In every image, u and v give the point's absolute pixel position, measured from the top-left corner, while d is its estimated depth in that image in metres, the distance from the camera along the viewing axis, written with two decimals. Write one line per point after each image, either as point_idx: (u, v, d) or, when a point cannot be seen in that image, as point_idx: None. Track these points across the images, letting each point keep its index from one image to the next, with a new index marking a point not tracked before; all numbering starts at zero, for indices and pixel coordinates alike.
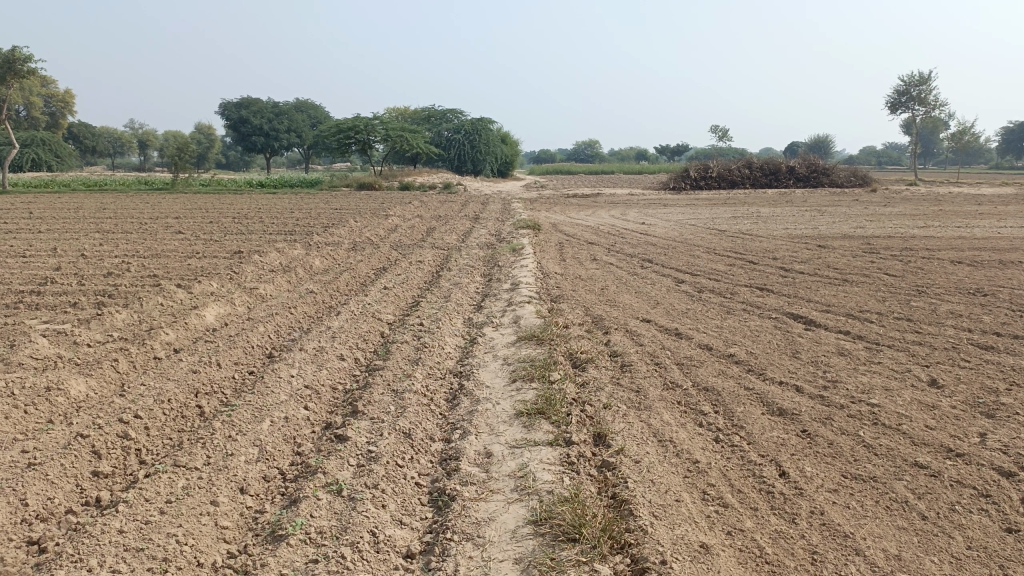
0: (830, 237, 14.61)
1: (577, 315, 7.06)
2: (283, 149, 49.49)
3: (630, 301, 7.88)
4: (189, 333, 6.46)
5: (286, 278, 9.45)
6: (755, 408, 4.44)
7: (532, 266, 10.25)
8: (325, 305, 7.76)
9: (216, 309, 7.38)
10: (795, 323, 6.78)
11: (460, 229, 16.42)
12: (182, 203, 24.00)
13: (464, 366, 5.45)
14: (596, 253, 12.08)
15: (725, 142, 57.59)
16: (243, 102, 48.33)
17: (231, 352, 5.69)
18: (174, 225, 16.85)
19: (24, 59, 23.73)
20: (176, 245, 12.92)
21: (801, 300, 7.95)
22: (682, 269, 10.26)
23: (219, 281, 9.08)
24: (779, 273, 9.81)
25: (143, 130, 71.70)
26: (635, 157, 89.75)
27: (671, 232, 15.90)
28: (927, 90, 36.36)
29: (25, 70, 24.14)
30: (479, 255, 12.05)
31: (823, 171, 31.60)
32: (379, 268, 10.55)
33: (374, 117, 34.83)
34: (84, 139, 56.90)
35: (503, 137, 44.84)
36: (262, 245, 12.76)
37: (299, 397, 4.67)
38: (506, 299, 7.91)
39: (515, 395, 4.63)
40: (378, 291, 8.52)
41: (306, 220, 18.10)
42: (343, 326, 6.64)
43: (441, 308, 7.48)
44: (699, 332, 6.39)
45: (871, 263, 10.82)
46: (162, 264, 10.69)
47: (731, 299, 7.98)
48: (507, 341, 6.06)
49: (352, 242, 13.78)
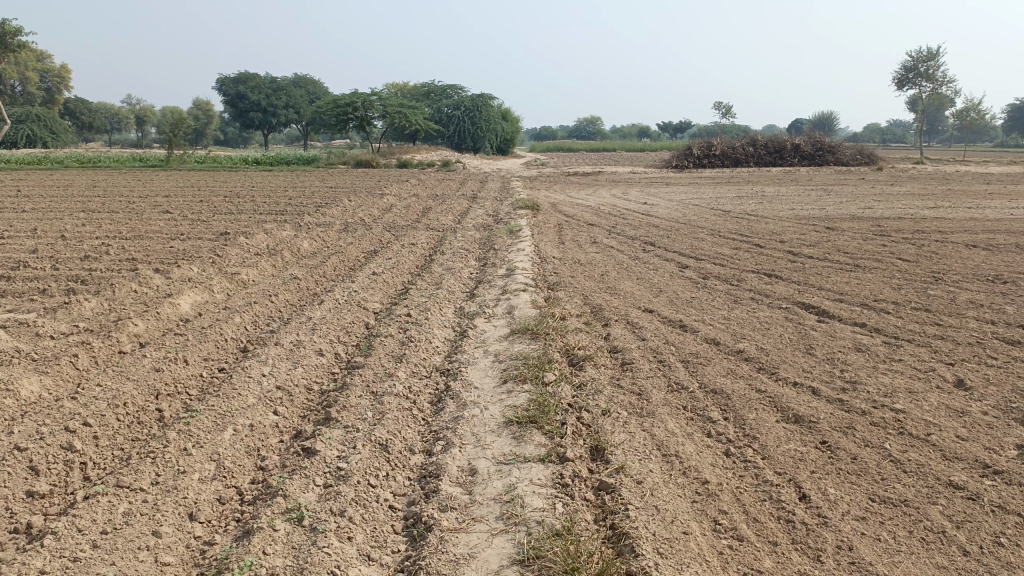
0: (838, 218, 14.15)
1: (574, 304, 6.64)
2: (281, 125, 48.82)
3: (632, 289, 7.46)
4: (159, 324, 6.06)
5: (271, 262, 9.02)
6: (769, 414, 4.03)
7: (529, 249, 9.83)
8: (309, 293, 7.34)
9: (192, 297, 6.97)
10: (807, 314, 6.37)
11: (456, 208, 15.98)
12: (176, 180, 23.50)
13: (451, 364, 5.03)
14: (597, 235, 11.63)
15: (727, 119, 56.74)
16: (240, 77, 47.56)
17: (200, 347, 5.28)
18: (163, 204, 16.39)
19: (14, 31, 23.11)
20: (161, 226, 12.48)
21: (812, 288, 7.52)
22: (686, 253, 9.83)
23: (200, 265, 8.67)
24: (787, 258, 9.39)
25: (141, 106, 70.91)
26: (637, 134, 88.90)
27: (674, 212, 15.46)
28: (935, 67, 35.64)
29: (16, 43, 23.53)
30: (475, 236, 11.63)
31: (828, 149, 31.00)
32: (369, 251, 10.13)
33: (371, 93, 34.17)
34: (81, 115, 56.14)
35: (503, 114, 44.20)
36: (251, 226, 12.31)
37: (268, 400, 4.27)
38: (500, 287, 7.48)
39: (505, 399, 4.21)
40: (366, 276, 8.11)
41: (300, 199, 17.65)
42: (325, 317, 6.23)
43: (431, 296, 7.07)
44: (705, 325, 5.98)
45: (882, 246, 10.38)
46: (144, 246, 10.27)
47: (738, 286, 7.56)
48: (499, 334, 5.65)
49: (344, 222, 13.35)
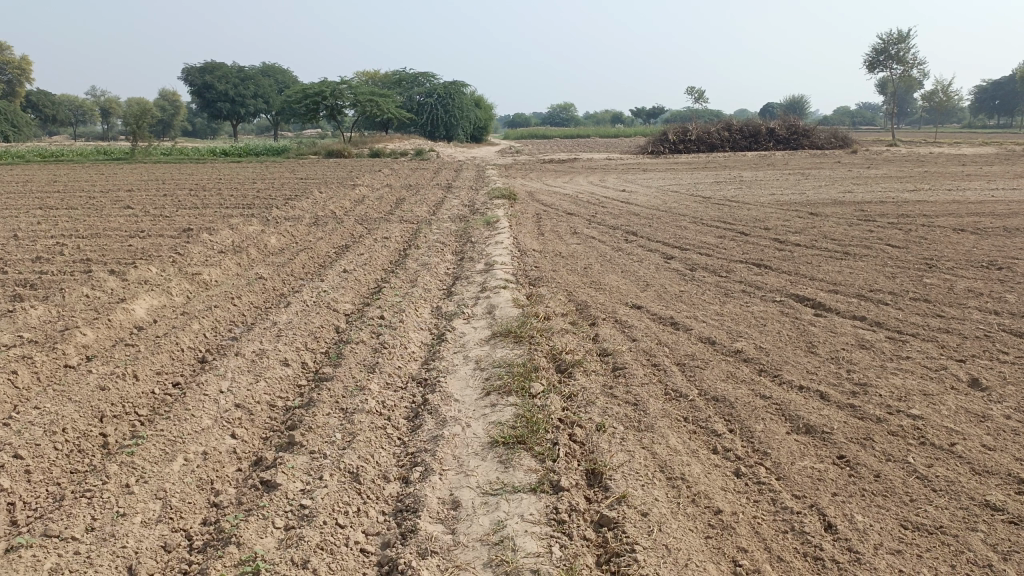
0: (821, 202, 13.91)
1: (558, 301, 6.26)
2: (249, 115, 47.79)
3: (617, 283, 7.10)
4: (110, 333, 5.59)
5: (235, 260, 8.54)
6: (778, 426, 3.69)
7: (508, 241, 9.44)
8: (276, 294, 6.89)
9: (148, 302, 6.49)
10: (803, 308, 6.05)
11: (431, 199, 15.53)
12: (140, 174, 22.74)
13: (428, 373, 4.63)
14: (576, 225, 11.26)
15: (700, 103, 56.65)
16: (207, 67, 46.41)
17: (152, 361, 4.83)
18: (125, 199, 15.75)
19: None
20: (122, 223, 11.90)
21: (804, 278, 7.21)
22: (669, 242, 9.50)
23: (160, 265, 8.17)
24: (774, 246, 9.09)
25: (106, 98, 69.21)
26: (610, 120, 88.66)
27: (654, 199, 15.15)
28: (906, 49, 35.68)
29: None
30: (450, 228, 11.20)
31: (803, 133, 30.88)
32: (340, 246, 9.68)
33: (341, 80, 33.36)
34: (44, 107, 54.50)
35: (476, 101, 43.64)
36: (216, 222, 11.77)
37: (225, 421, 3.85)
38: (479, 283, 7.09)
39: (489, 415, 3.82)
40: (337, 274, 7.67)
41: (268, 191, 17.08)
42: (291, 321, 5.79)
43: (406, 295, 6.66)
44: (698, 321, 5.63)
45: (869, 232, 10.12)
46: (101, 245, 9.72)
47: (728, 278, 7.23)
48: (480, 337, 5.26)
49: (313, 215, 12.84)
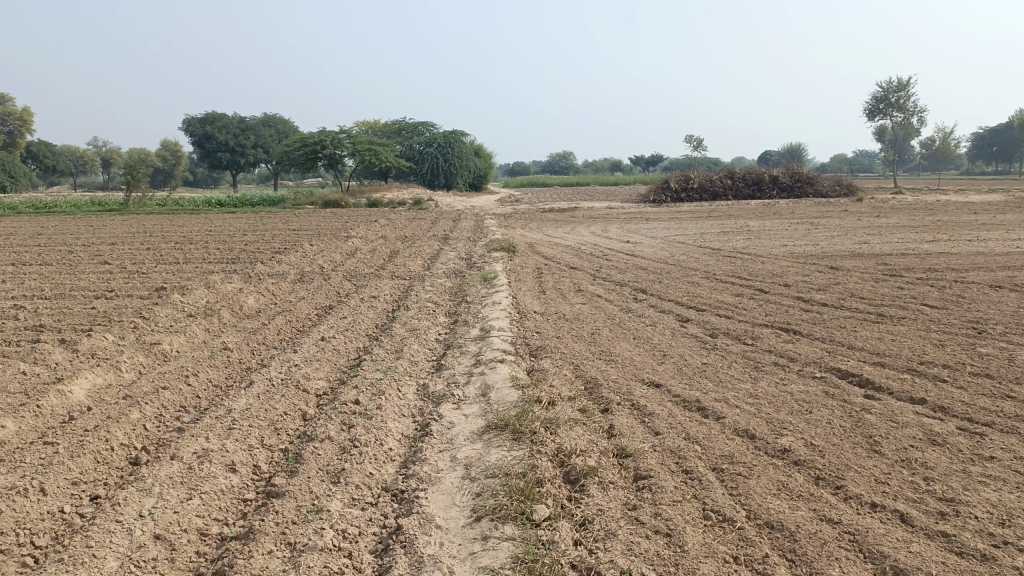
0: (839, 255, 13.13)
1: (563, 380, 5.39)
2: (249, 165, 47.52)
3: (631, 353, 6.26)
4: (32, 424, 4.70)
5: (204, 326, 7.71)
6: (858, 571, 2.81)
7: (506, 302, 8.65)
8: (241, 369, 6.04)
9: (91, 381, 5.64)
10: (851, 388, 5.19)
11: (427, 251, 14.74)
12: (130, 225, 22.04)
13: (405, 482, 3.75)
14: (580, 281, 10.45)
15: (699, 151, 56.66)
16: (207, 117, 46.22)
17: (69, 467, 3.96)
18: (106, 253, 14.95)
19: None
20: (92, 281, 11.07)
21: (843, 346, 6.36)
22: (682, 301, 8.68)
23: (118, 333, 7.31)
24: (799, 306, 8.27)
25: (107, 149, 69.34)
26: (609, 169, 89.03)
27: (661, 251, 14.40)
28: (906, 97, 35.45)
29: None
30: (445, 285, 10.39)
31: (807, 180, 30.33)
32: (324, 307, 8.86)
33: (340, 130, 32.95)
34: (44, 158, 54.08)
35: (476, 150, 43.42)
36: (193, 279, 10.96)
37: (136, 566, 2.98)
38: (473, 355, 6.24)
39: (478, 557, 2.95)
40: (313, 343, 6.82)
41: (257, 244, 16.30)
42: (250, 407, 4.93)
43: (388, 370, 5.81)
44: (731, 406, 4.76)
45: (900, 290, 9.29)
46: (63, 308, 8.88)
47: (756, 347, 6.39)
48: (472, 430, 4.39)
49: (300, 271, 12.04)
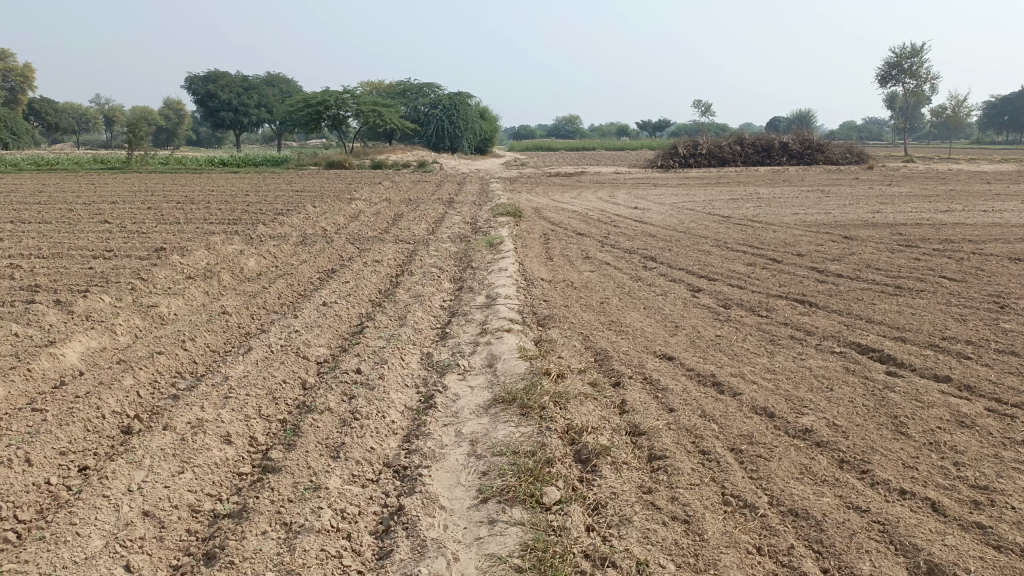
0: (851, 224, 12.86)
1: (573, 352, 5.20)
2: (253, 125, 47.01)
3: (642, 324, 6.06)
4: (21, 389, 4.53)
5: (203, 289, 7.52)
6: (890, 565, 2.63)
7: (513, 268, 8.44)
8: (240, 333, 5.85)
9: (84, 345, 5.46)
10: (872, 365, 4.99)
11: (431, 215, 14.50)
12: (132, 184, 21.79)
13: (408, 458, 3.58)
14: (588, 248, 10.23)
15: (708, 116, 55.93)
16: (210, 75, 45.58)
17: (57, 436, 3.79)
18: (106, 212, 14.73)
19: None
20: (91, 240, 10.87)
21: (861, 320, 6.15)
22: (693, 270, 8.47)
23: (115, 294, 7.12)
24: (813, 277, 8.04)
25: (110, 107, 68.72)
26: (616, 133, 88.15)
27: (669, 218, 14.15)
28: (919, 63, 34.76)
29: None
30: (450, 250, 10.18)
31: (817, 148, 29.85)
32: (326, 271, 8.66)
33: (344, 90, 32.46)
34: (46, 115, 53.50)
35: (482, 112, 42.85)
36: (193, 240, 10.76)
37: (122, 545, 2.81)
38: (478, 323, 6.04)
39: (485, 543, 2.78)
40: (314, 308, 6.63)
41: (259, 205, 16.06)
42: (247, 375, 4.75)
43: (391, 338, 5.62)
44: (748, 382, 4.57)
45: (916, 261, 9.05)
46: (59, 268, 8.68)
47: (771, 319, 6.18)
48: (479, 403, 4.21)
49: (303, 233, 11.82)
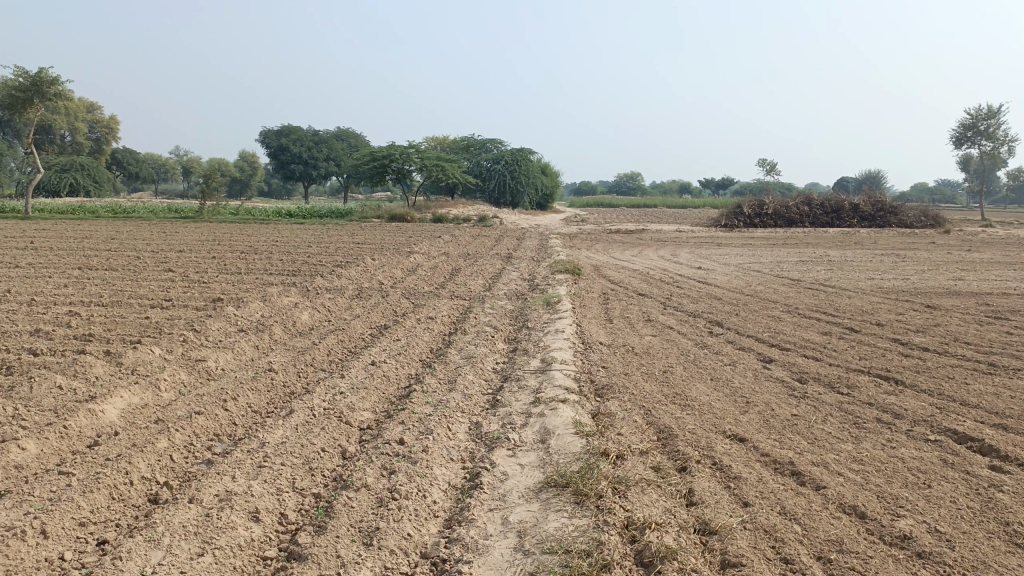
0: (931, 292, 12.12)
1: (633, 428, 4.79)
2: (321, 178, 48.25)
3: (709, 398, 5.60)
4: (54, 447, 4.35)
5: (253, 343, 7.37)
6: None
7: (570, 329, 8.09)
8: (285, 393, 5.62)
9: (125, 402, 5.29)
10: (974, 458, 4.43)
11: (488, 271, 14.29)
12: (201, 233, 22.34)
13: (449, 549, 3.21)
14: (649, 310, 9.81)
15: (772, 176, 55.14)
16: (282, 129, 47.15)
17: (79, 504, 3.55)
18: (172, 261, 14.99)
19: (52, 81, 23.78)
20: (152, 290, 10.95)
21: (955, 403, 5.57)
22: (763, 338, 7.96)
23: (165, 346, 7.02)
24: (895, 351, 7.44)
25: (188, 159, 71.79)
26: (678, 190, 87.72)
27: (734, 280, 13.62)
28: (996, 125, 33.56)
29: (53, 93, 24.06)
30: (506, 308, 9.89)
31: (889, 210, 28.83)
32: (379, 327, 8.46)
33: (409, 145, 33.06)
34: (128, 165, 56.02)
35: (543, 169, 43.11)
36: (250, 291, 10.75)
37: None
38: (532, 391, 5.68)
39: None
40: (362, 368, 6.38)
41: (320, 257, 16.14)
42: (286, 441, 4.47)
43: (439, 403, 5.30)
44: (832, 473, 4.07)
45: (1009, 335, 8.34)
46: (117, 316, 8.70)
47: (852, 398, 5.65)
48: (529, 486, 3.83)
49: (359, 287, 11.71)
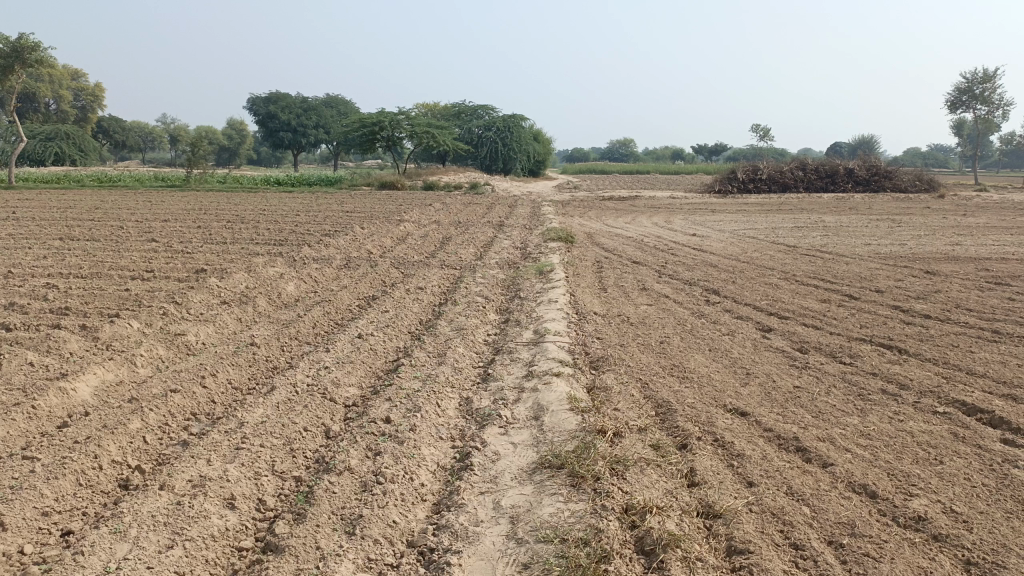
0: (929, 257, 11.92)
1: (631, 403, 4.59)
2: (310, 146, 47.55)
3: (708, 369, 5.41)
4: (21, 429, 4.13)
5: (236, 316, 7.12)
6: None
7: (563, 299, 7.87)
8: (267, 369, 5.39)
9: (99, 379, 5.06)
10: (986, 431, 4.24)
11: (480, 239, 14.01)
12: (187, 202, 21.90)
13: (437, 537, 3.01)
14: (644, 278, 9.59)
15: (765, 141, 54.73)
16: (270, 96, 46.33)
17: (43, 492, 3.34)
18: (156, 231, 14.63)
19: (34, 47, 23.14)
20: (134, 261, 10.64)
21: (963, 373, 5.37)
22: (761, 307, 7.76)
23: (144, 320, 6.75)
24: (896, 319, 7.25)
25: (175, 127, 70.66)
26: (671, 156, 87.05)
27: (730, 247, 13.39)
28: (992, 89, 33.17)
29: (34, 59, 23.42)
30: (497, 277, 9.65)
31: (884, 174, 28.55)
32: (367, 298, 8.22)
33: (399, 111, 32.45)
34: (114, 133, 55.04)
35: (535, 135, 42.58)
36: (236, 262, 10.46)
37: None
38: (525, 364, 5.47)
39: None
40: (348, 341, 6.14)
41: (308, 226, 15.80)
42: (266, 420, 4.26)
43: (428, 378, 5.09)
44: (839, 450, 3.88)
45: (1011, 302, 8.15)
46: (96, 289, 8.41)
47: (856, 369, 5.46)
48: (523, 468, 3.62)
49: (348, 256, 11.44)
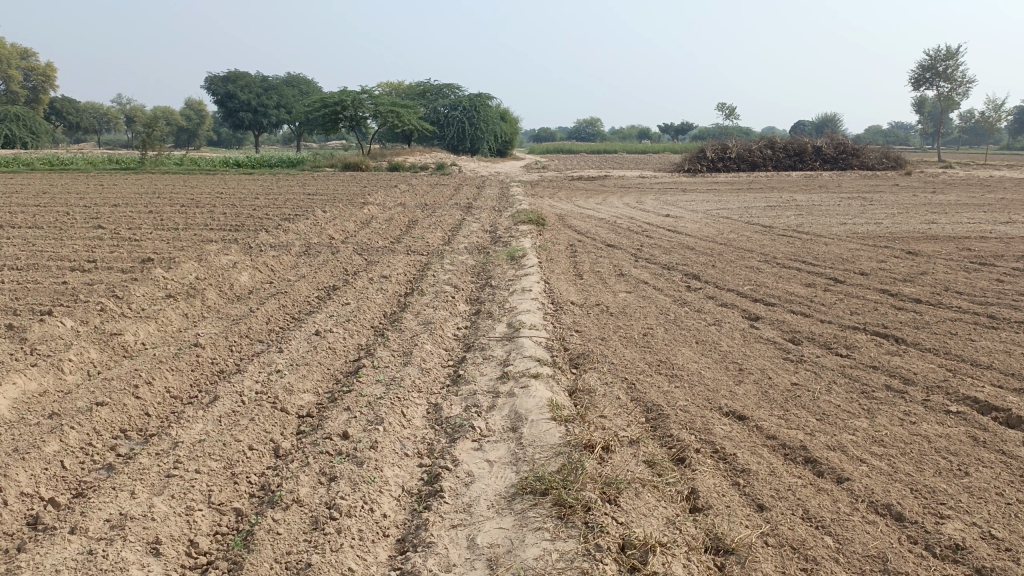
0: (907, 237, 11.65)
1: (619, 408, 4.13)
2: (271, 127, 46.27)
3: (698, 366, 4.97)
4: None
5: (183, 312, 6.51)
6: None
7: (538, 288, 7.39)
8: (212, 374, 4.83)
9: (17, 389, 4.47)
10: (1007, 433, 3.86)
11: (448, 222, 13.44)
12: (141, 186, 20.93)
13: None
14: (621, 263, 9.14)
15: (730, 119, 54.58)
16: (229, 76, 44.93)
17: None
18: (105, 217, 13.81)
19: None
20: (76, 250, 9.91)
21: (968, 366, 5.00)
22: (745, 292, 7.35)
23: (77, 318, 6.11)
24: (887, 304, 6.88)
25: (131, 107, 68.44)
26: (637, 136, 86.75)
27: (705, 228, 13.00)
28: (955, 66, 33.24)
29: None
30: (466, 263, 9.12)
31: (852, 152, 28.44)
32: (327, 289, 7.65)
33: (362, 90, 31.53)
34: (67, 115, 53.01)
35: (502, 115, 41.91)
36: (187, 250, 9.79)
37: None
38: (499, 363, 4.99)
39: None
40: (304, 339, 5.59)
41: (267, 210, 15.06)
42: (206, 437, 3.73)
43: (392, 382, 4.57)
44: (852, 462, 3.46)
45: (999, 283, 7.84)
46: (30, 282, 7.71)
47: (856, 363, 5.06)
48: (500, 495, 3.14)
49: (307, 242, 10.80)
